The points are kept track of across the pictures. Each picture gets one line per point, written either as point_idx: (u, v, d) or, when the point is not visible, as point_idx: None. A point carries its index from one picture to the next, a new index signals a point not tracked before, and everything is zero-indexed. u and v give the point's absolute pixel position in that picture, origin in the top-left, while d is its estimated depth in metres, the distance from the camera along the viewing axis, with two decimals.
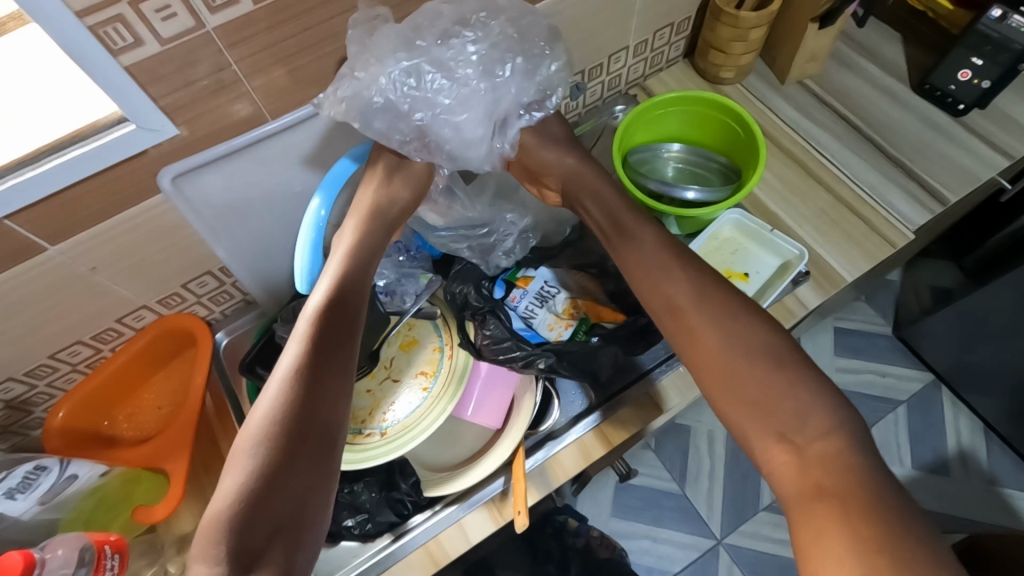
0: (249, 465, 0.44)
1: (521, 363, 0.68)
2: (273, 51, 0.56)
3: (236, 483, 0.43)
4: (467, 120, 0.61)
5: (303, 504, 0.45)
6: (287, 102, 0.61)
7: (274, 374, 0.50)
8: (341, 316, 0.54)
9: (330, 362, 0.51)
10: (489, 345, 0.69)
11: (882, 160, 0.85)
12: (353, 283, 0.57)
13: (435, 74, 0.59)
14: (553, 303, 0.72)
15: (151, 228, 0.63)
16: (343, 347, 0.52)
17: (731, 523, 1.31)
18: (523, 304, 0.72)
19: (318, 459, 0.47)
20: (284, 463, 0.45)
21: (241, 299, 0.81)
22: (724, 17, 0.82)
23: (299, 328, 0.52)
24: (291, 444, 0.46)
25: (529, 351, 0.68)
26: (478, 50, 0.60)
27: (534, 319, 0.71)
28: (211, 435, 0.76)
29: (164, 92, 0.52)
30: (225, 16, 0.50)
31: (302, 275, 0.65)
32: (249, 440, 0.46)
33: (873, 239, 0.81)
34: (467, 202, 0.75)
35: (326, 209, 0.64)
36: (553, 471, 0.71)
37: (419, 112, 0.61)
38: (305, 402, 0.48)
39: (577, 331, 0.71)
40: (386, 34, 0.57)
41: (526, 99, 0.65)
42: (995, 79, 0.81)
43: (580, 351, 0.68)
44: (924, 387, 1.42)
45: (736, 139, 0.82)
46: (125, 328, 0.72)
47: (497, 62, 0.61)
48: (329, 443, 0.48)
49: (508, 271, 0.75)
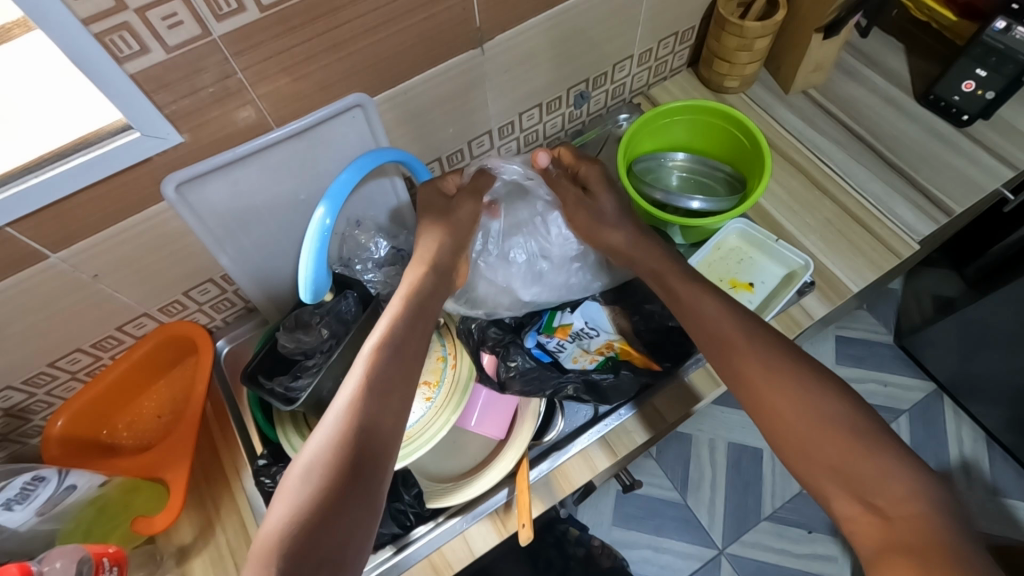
0: (302, 490, 0.47)
1: (551, 391, 0.67)
2: (282, 58, 0.55)
3: (291, 503, 0.46)
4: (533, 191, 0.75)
5: (350, 526, 0.46)
6: (293, 110, 0.61)
7: (332, 407, 0.53)
8: (397, 348, 0.58)
9: (384, 395, 0.54)
10: (515, 377, 0.68)
11: (886, 169, 0.85)
12: (407, 330, 0.60)
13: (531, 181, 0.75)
14: (587, 342, 0.71)
15: (155, 235, 0.62)
16: (395, 381, 0.56)
17: (733, 532, 1.30)
18: (552, 342, 0.70)
19: (367, 484, 0.49)
20: (338, 486, 0.48)
21: (242, 307, 0.80)
22: (728, 27, 0.82)
23: (357, 367, 0.56)
24: (345, 468, 0.49)
25: (557, 379, 0.67)
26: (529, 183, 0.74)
27: (562, 352, 0.70)
28: (211, 443, 0.75)
29: (169, 100, 0.52)
30: (232, 24, 0.50)
31: (306, 285, 0.62)
32: (304, 465, 0.49)
33: (877, 249, 0.80)
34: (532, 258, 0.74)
35: (331, 217, 0.60)
36: (558, 483, 0.70)
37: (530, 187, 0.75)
38: (358, 429, 0.51)
39: (604, 363, 0.70)
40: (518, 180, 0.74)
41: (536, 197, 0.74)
42: (999, 90, 0.81)
43: (609, 380, 0.68)
44: (926, 396, 1.42)
45: (742, 149, 0.82)
46: (126, 336, 0.72)
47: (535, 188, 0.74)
48: (377, 467, 0.51)
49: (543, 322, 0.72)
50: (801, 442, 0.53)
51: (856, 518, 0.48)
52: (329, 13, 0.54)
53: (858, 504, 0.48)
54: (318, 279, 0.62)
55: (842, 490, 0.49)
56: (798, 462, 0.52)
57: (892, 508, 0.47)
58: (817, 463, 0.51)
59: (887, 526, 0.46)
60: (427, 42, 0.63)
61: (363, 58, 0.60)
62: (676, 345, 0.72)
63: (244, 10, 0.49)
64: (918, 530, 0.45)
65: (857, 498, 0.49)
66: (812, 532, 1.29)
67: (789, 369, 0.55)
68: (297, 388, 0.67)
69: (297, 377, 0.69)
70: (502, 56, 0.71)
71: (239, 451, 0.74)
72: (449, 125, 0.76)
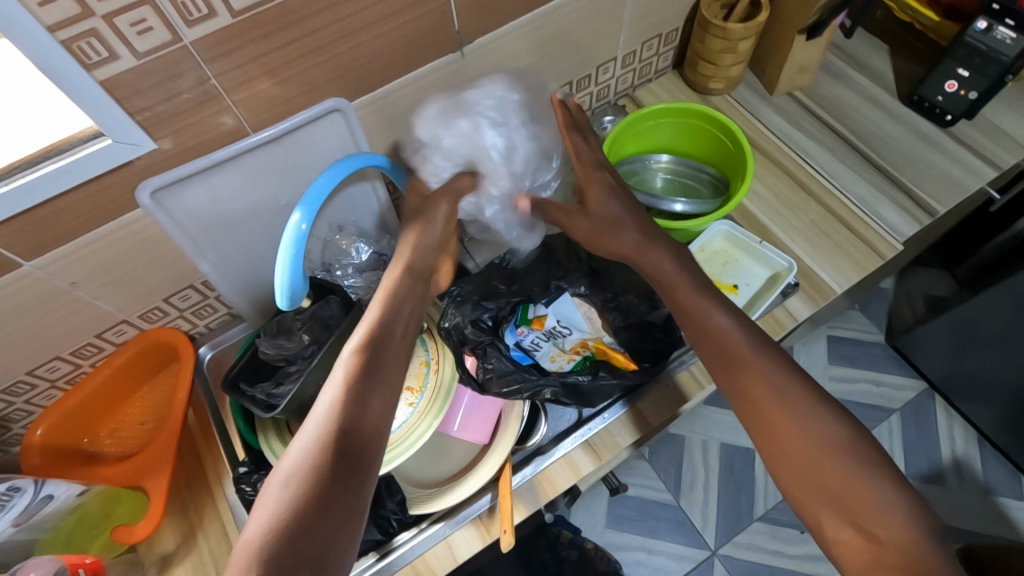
0: (280, 498, 0.45)
1: (527, 395, 0.64)
2: (261, 62, 0.55)
3: (271, 516, 0.43)
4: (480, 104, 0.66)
5: (333, 539, 0.44)
6: (271, 115, 0.60)
7: (312, 414, 0.51)
8: (379, 350, 0.56)
9: (362, 406, 0.52)
10: (493, 379, 0.64)
11: (871, 171, 0.85)
12: (388, 332, 0.58)
13: (480, 103, 0.66)
14: (562, 340, 0.68)
15: (132, 242, 0.62)
16: (373, 392, 0.53)
17: (725, 533, 1.30)
18: (529, 337, 0.68)
19: (348, 495, 0.47)
20: (321, 497, 0.45)
21: (225, 313, 0.79)
22: (712, 29, 0.82)
23: (336, 373, 0.54)
24: (328, 480, 0.46)
25: (535, 381, 0.64)
26: (485, 101, 0.66)
27: (537, 351, 0.68)
28: (193, 450, 0.75)
29: (142, 107, 0.52)
30: (203, 31, 0.49)
31: (280, 294, 0.57)
32: (284, 478, 0.46)
33: (862, 251, 0.80)
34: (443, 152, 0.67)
35: (307, 223, 0.56)
36: (542, 487, 0.69)
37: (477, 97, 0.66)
38: (338, 441, 0.49)
39: (583, 362, 0.68)
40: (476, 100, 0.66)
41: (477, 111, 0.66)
42: (983, 90, 0.81)
43: (588, 382, 0.65)
44: (917, 396, 1.42)
45: (726, 152, 0.82)
46: (105, 344, 0.71)
47: (496, 110, 0.67)
48: (358, 476, 0.48)
49: (519, 313, 0.70)
50: (787, 444, 0.52)
51: (849, 543, 0.48)
52: (304, 18, 0.54)
53: (849, 528, 0.48)
54: (295, 285, 0.58)
55: (834, 515, 0.49)
56: (785, 480, 0.53)
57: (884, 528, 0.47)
58: (786, 467, 0.52)
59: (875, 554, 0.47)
60: (407, 46, 0.63)
61: (340, 64, 0.60)
62: (654, 342, 0.69)
63: (216, 16, 0.49)
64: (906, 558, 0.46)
65: None
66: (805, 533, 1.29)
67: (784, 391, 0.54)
68: (277, 395, 0.67)
69: (278, 384, 0.69)
70: (483, 59, 0.71)
71: (221, 459, 0.74)
72: None
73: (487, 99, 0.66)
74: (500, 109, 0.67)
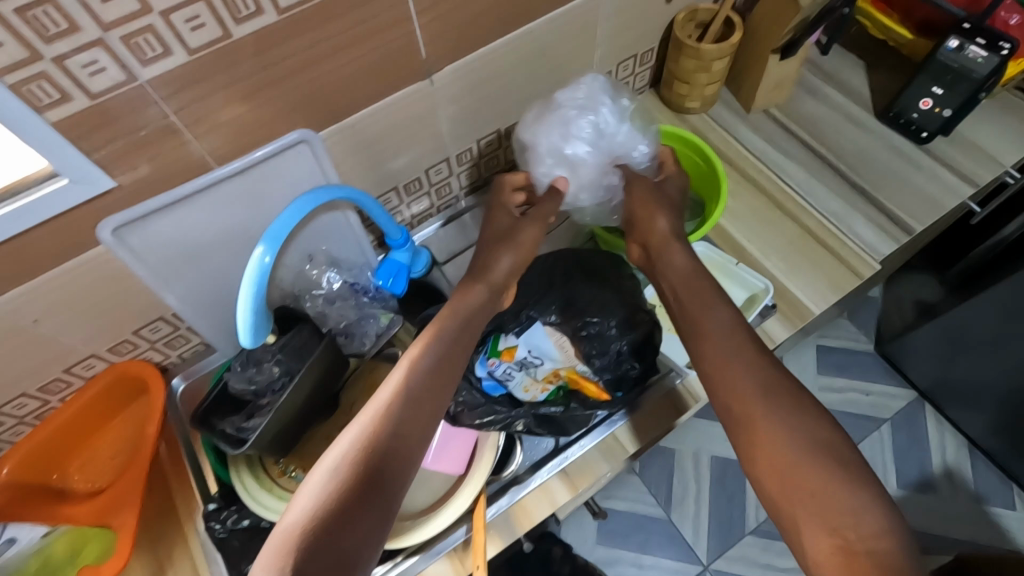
0: (324, 486, 0.45)
1: (499, 426, 0.65)
2: (223, 95, 0.54)
3: (314, 504, 0.44)
4: (595, 102, 0.74)
5: (366, 536, 0.44)
6: (235, 148, 0.60)
7: (368, 410, 0.52)
8: (442, 357, 0.57)
9: (416, 409, 0.52)
10: (464, 411, 0.65)
11: (848, 188, 0.85)
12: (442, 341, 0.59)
13: (600, 104, 0.74)
14: (535, 369, 0.66)
15: (95, 279, 0.61)
16: (428, 396, 0.54)
17: (717, 547, 1.29)
18: (500, 368, 0.65)
19: (386, 494, 0.47)
20: (354, 496, 0.45)
21: (198, 343, 0.78)
22: (686, 50, 0.82)
23: (398, 372, 0.55)
24: (369, 477, 0.47)
25: (505, 414, 0.64)
26: (605, 104, 0.74)
27: (509, 381, 0.65)
28: (165, 486, 0.73)
29: (98, 145, 0.51)
30: (159, 68, 0.49)
31: (245, 331, 0.57)
32: (330, 467, 0.47)
33: (839, 270, 0.80)
34: (545, 136, 0.72)
35: (271, 255, 0.56)
36: (517, 518, 0.68)
37: (594, 101, 0.74)
38: (387, 439, 0.49)
39: (556, 393, 0.66)
40: (588, 99, 0.74)
41: (579, 103, 0.73)
42: (957, 107, 0.82)
43: (560, 415, 0.66)
44: (908, 404, 1.42)
45: (699, 172, 0.82)
46: (75, 378, 0.70)
47: (599, 106, 0.74)
48: (399, 478, 0.48)
49: (489, 343, 0.67)
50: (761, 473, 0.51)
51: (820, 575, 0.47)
52: (263, 52, 0.53)
53: (821, 550, 0.45)
54: (256, 319, 0.57)
55: (803, 543, 0.46)
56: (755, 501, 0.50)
57: (859, 531, 0.45)
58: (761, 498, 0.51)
59: (851, 559, 0.44)
60: (374, 76, 0.62)
61: (306, 95, 0.59)
62: (632, 368, 0.68)
63: (171, 53, 0.48)
64: (882, 565, 0.43)
65: (818, 530, 0.46)
66: None
67: (760, 410, 0.53)
68: (248, 429, 0.66)
69: (249, 417, 0.67)
70: (454, 85, 0.70)
71: (193, 494, 0.72)
72: (405, 153, 0.74)
73: (607, 104, 0.74)
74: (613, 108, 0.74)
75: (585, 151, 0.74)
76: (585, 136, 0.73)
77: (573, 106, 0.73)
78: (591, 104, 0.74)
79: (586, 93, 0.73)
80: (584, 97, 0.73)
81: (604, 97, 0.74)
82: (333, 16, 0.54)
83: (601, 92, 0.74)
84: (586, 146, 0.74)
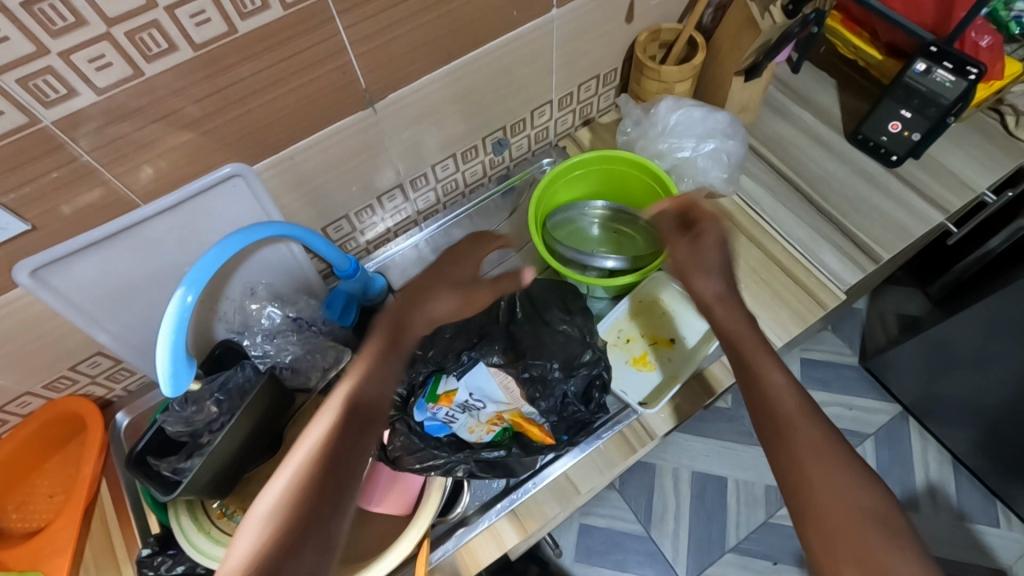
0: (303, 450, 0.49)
1: (441, 470, 0.62)
2: (141, 133, 0.52)
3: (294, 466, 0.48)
4: (703, 111, 0.81)
5: (335, 495, 0.47)
6: (162, 184, 0.57)
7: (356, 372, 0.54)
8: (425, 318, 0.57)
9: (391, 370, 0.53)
10: (403, 455, 0.61)
11: (814, 214, 0.82)
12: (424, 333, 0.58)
13: (698, 110, 0.81)
14: (477, 411, 0.65)
15: (19, 320, 0.58)
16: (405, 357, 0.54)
17: (696, 565, 1.27)
18: (441, 411, 0.64)
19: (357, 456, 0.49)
20: (325, 456, 0.48)
21: (143, 376, 0.75)
22: (647, 71, 0.80)
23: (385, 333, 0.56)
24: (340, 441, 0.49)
25: (448, 458, 0.62)
26: (707, 114, 0.81)
27: (453, 423, 0.65)
28: (103, 527, 0.71)
29: (6, 189, 0.48)
30: (65, 110, 0.47)
31: (166, 377, 0.55)
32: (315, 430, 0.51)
33: (803, 299, 0.78)
34: (664, 127, 0.82)
35: (193, 295, 0.54)
36: (463, 561, 0.66)
37: (704, 111, 0.81)
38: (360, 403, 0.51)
39: (500, 434, 0.65)
40: (701, 111, 0.81)
41: (704, 114, 0.81)
42: (925, 131, 0.79)
43: (505, 458, 0.64)
44: (891, 420, 1.39)
45: (658, 199, 0.80)
46: (9, 415, 0.68)
47: (697, 116, 0.81)
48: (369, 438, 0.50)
49: (428, 386, 0.66)
50: None
51: None
52: (182, 90, 0.51)
53: None
54: (178, 360, 0.55)
55: None
56: None
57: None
58: None
59: None
60: (311, 106, 0.60)
61: (235, 130, 0.57)
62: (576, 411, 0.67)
63: (77, 94, 0.46)
64: None
65: None
66: (777, 563, 1.26)
67: None
68: (184, 470, 0.63)
69: (187, 457, 0.64)
70: (401, 112, 0.68)
71: (132, 537, 0.70)
72: (351, 183, 0.72)
73: (704, 112, 0.81)
74: (712, 115, 0.81)
75: (660, 141, 0.83)
76: (665, 126, 0.82)
77: (692, 111, 0.81)
78: (690, 111, 0.81)
79: (684, 102, 0.81)
80: (699, 107, 0.81)
81: (704, 108, 0.81)
82: (256, 51, 0.51)
83: (701, 105, 0.81)
84: (659, 137, 0.83)
